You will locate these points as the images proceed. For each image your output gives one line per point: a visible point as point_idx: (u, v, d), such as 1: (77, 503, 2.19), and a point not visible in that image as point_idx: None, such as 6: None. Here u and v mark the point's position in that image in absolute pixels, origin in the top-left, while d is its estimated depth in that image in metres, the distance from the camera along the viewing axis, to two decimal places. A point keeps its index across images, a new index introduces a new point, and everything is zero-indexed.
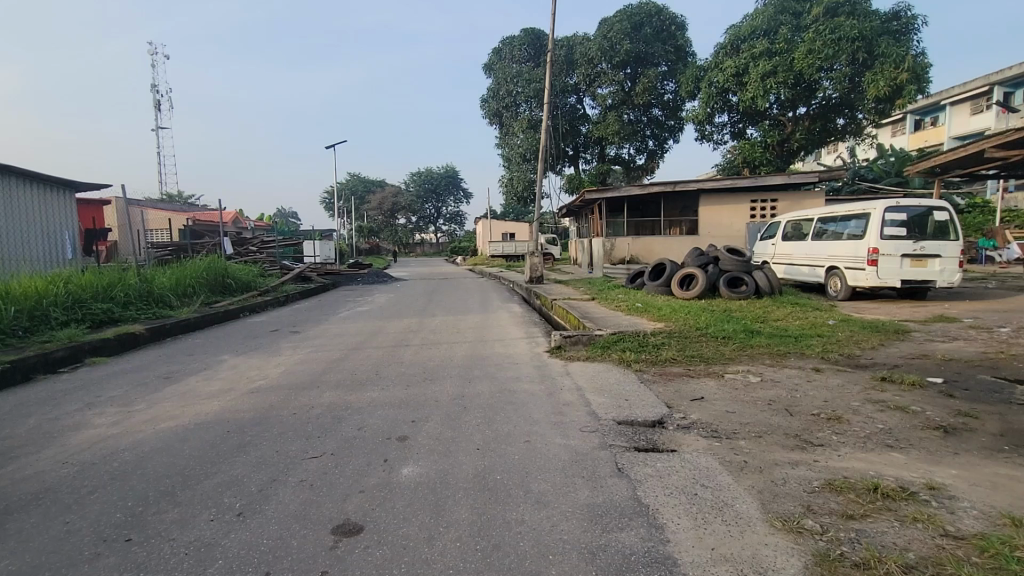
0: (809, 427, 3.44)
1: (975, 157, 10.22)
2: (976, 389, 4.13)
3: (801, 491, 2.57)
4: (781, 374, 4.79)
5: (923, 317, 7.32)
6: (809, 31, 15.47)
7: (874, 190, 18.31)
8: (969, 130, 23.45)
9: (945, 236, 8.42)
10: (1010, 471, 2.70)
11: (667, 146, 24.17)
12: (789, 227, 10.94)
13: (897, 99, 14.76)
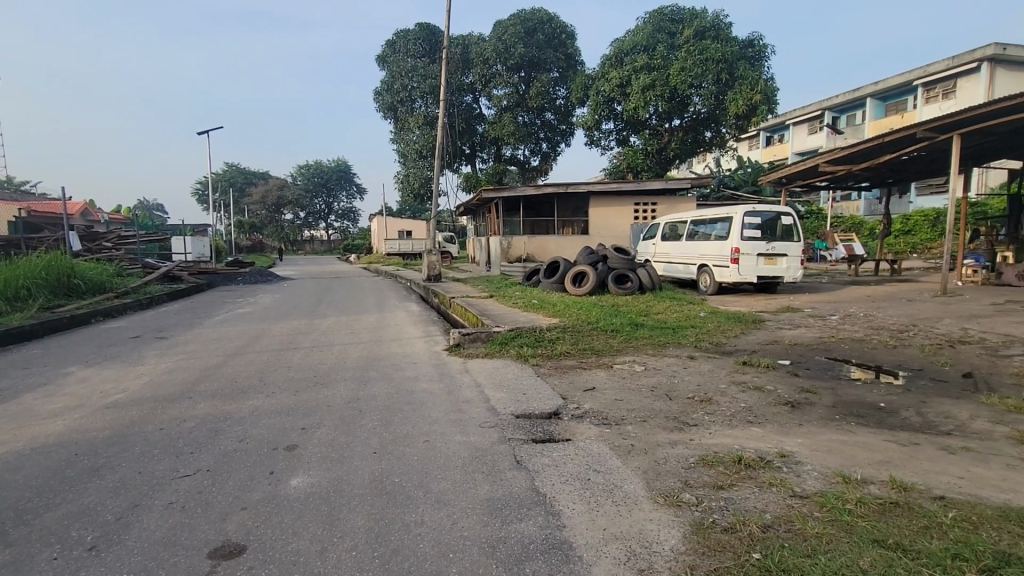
0: (686, 410, 3.80)
1: (812, 171, 11.93)
2: (815, 369, 4.84)
3: (680, 468, 2.83)
4: (662, 362, 5.23)
5: (775, 308, 8.40)
6: (682, 50, 16.97)
7: (736, 197, 20.59)
8: (808, 147, 27.27)
9: (791, 237, 9.74)
10: (841, 436, 3.21)
11: (559, 150, 25.14)
12: (667, 228, 11.96)
13: (753, 117, 16.71)
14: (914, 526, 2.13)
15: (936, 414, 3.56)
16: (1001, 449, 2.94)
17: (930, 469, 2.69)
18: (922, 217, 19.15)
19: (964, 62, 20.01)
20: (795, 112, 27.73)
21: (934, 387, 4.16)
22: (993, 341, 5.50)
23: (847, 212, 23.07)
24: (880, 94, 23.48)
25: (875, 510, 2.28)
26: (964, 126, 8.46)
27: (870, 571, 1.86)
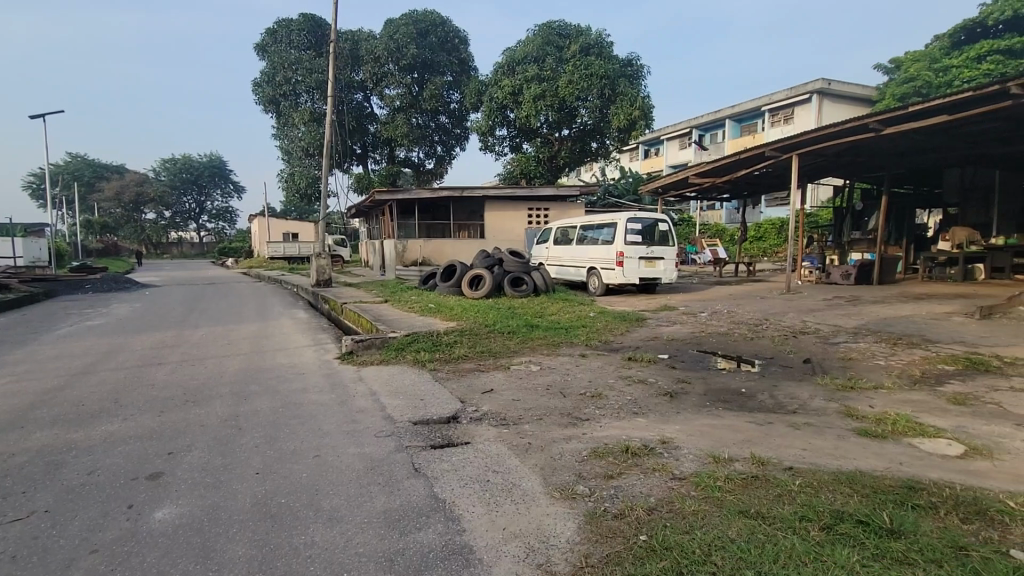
0: (579, 405, 3.99)
1: (683, 182, 13.15)
2: (689, 361, 5.34)
3: (574, 461, 2.97)
4: (555, 361, 5.44)
5: (654, 307, 9.12)
6: (569, 64, 17.83)
7: (619, 204, 22.06)
8: (679, 161, 30.01)
9: (667, 242, 10.65)
10: (711, 421, 3.57)
11: (454, 154, 25.12)
12: (559, 233, 12.47)
13: (632, 131, 18.03)
14: (770, 495, 2.43)
15: (786, 395, 4.11)
16: (834, 422, 3.47)
17: (781, 444, 3.09)
18: (771, 225, 22.01)
19: (800, 93, 23.32)
20: (669, 129, 30.38)
21: (783, 373, 4.79)
22: (826, 331, 6.48)
23: (712, 220, 25.78)
24: (737, 116, 26.55)
25: (739, 484, 2.56)
26: (800, 147, 9.85)
27: (737, 539, 2.09)
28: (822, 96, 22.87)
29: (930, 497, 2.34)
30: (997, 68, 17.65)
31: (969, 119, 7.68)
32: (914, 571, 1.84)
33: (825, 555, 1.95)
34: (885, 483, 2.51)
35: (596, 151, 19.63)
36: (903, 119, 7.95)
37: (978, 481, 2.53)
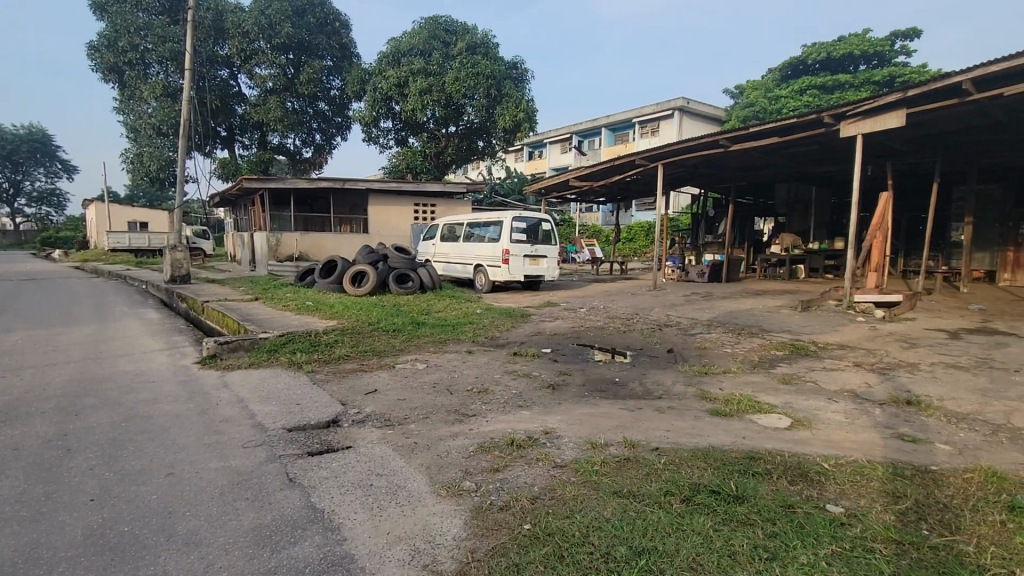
0: (466, 401, 4.01)
1: (564, 184, 13.80)
2: (570, 354, 5.62)
3: (461, 457, 2.97)
4: (443, 358, 5.41)
5: (538, 304, 9.47)
6: (455, 61, 17.77)
7: (505, 203, 22.52)
8: (561, 164, 31.40)
9: (550, 241, 11.10)
10: (590, 409, 3.80)
11: (335, 143, 23.79)
12: (445, 229, 12.39)
13: (517, 132, 18.49)
14: (640, 475, 2.64)
15: (653, 382, 4.51)
16: (692, 404, 3.89)
17: (649, 427, 3.39)
18: (641, 228, 23.98)
19: (665, 109, 25.65)
20: (551, 133, 31.66)
21: (651, 362, 5.25)
22: (686, 323, 7.22)
23: (590, 221, 27.42)
24: (612, 126, 28.48)
25: (614, 467, 2.75)
26: (665, 157, 10.84)
27: (612, 518, 2.24)
28: (683, 113, 25.42)
29: (767, 465, 2.71)
30: (815, 102, 20.99)
31: (795, 142, 9.04)
32: (755, 529, 2.13)
33: (686, 524, 2.17)
34: (732, 455, 2.86)
35: (483, 150, 19.80)
36: (746, 138, 9.11)
37: (801, 448, 3.01)
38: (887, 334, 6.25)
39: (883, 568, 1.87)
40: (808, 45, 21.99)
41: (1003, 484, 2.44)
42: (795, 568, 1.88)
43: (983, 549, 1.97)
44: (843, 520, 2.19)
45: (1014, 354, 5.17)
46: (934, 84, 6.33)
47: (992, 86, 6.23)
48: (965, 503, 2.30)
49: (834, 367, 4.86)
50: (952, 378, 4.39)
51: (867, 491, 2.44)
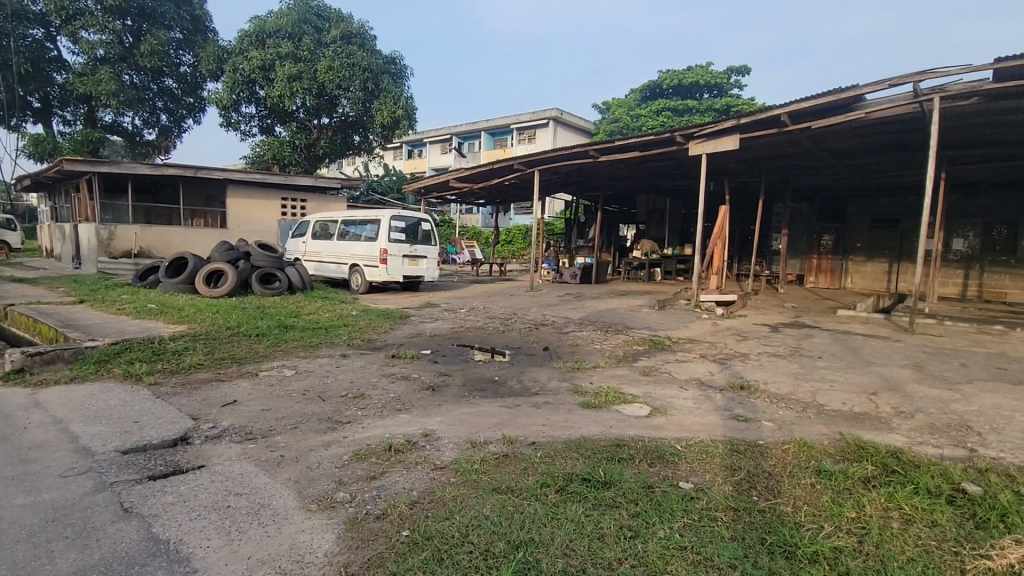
0: (339, 408, 3.80)
1: (444, 184, 13.75)
2: (449, 355, 5.61)
3: (333, 468, 2.80)
4: (314, 363, 5.07)
5: (417, 305, 9.32)
6: (329, 49, 16.75)
7: (383, 202, 21.81)
8: (441, 165, 31.22)
9: (429, 242, 10.97)
10: (469, 409, 3.82)
11: (185, 126, 21.15)
12: (317, 227, 11.65)
13: (395, 129, 17.98)
14: (518, 469, 2.72)
15: (529, 379, 4.69)
16: (565, 398, 4.11)
17: (526, 422, 3.50)
18: (518, 231, 24.79)
19: (541, 118, 26.80)
20: (431, 133, 31.36)
21: (528, 360, 5.45)
22: (560, 322, 7.62)
23: (470, 223, 27.67)
24: (491, 130, 29.02)
25: (493, 464, 2.80)
26: (541, 163, 11.31)
27: (490, 515, 2.27)
28: (557, 123, 26.78)
29: (630, 451, 2.96)
30: (669, 123, 23.41)
31: (653, 157, 10.00)
32: (620, 511, 2.30)
33: (560, 513, 2.28)
34: (601, 444, 3.07)
35: (359, 145, 18.96)
36: (612, 151, 9.86)
37: (658, 432, 3.32)
38: (726, 329, 7.19)
39: (724, 533, 2.14)
40: (665, 71, 24.35)
41: (811, 451, 2.93)
42: (655, 542, 2.06)
43: (797, 507, 2.34)
44: (692, 495, 2.46)
45: (818, 343, 6.26)
46: (761, 115, 7.41)
47: (802, 120, 7.46)
48: (784, 470, 2.72)
49: (686, 359, 5.46)
50: (774, 365, 5.18)
51: (712, 467, 2.77)
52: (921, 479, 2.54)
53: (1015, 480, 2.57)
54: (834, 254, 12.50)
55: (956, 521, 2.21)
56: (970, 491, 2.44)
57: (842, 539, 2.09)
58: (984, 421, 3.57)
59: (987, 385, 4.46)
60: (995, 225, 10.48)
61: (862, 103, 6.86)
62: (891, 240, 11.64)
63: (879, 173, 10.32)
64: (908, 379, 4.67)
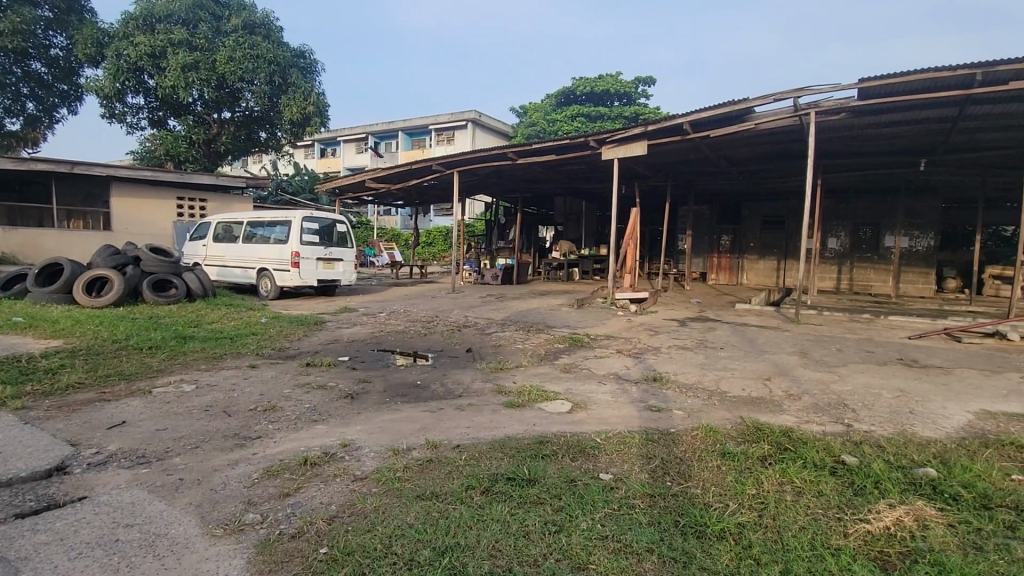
0: (247, 423, 3.53)
1: (360, 184, 13.28)
2: (369, 361, 5.41)
3: (242, 488, 2.59)
4: (217, 376, 4.67)
5: (333, 310, 8.92)
6: (228, 38, 15.50)
7: (293, 202, 20.65)
8: (356, 165, 30.13)
9: (345, 244, 10.53)
10: (391, 416, 3.71)
11: (57, 116, 18.69)
12: (220, 229, 10.80)
13: (306, 126, 16.95)
14: (442, 474, 2.68)
15: (453, 382, 4.64)
16: (489, 399, 4.11)
17: (450, 426, 3.46)
18: (439, 232, 24.53)
19: (459, 119, 26.71)
20: (345, 131, 30.18)
21: (451, 362, 5.40)
22: (482, 323, 7.62)
23: (388, 225, 26.97)
24: (408, 130, 28.47)
25: (416, 471, 2.73)
26: (459, 165, 11.26)
27: (415, 523, 2.22)
28: (475, 125, 26.84)
29: (553, 447, 3.02)
30: (583, 128, 24.27)
31: (568, 160, 10.30)
32: (545, 507, 2.34)
33: (485, 515, 2.27)
34: (524, 442, 3.11)
35: (265, 142, 17.76)
36: (530, 153, 10.04)
37: (579, 428, 3.42)
38: (640, 325, 7.57)
39: (642, 519, 2.24)
40: (578, 78, 25.20)
41: (716, 436, 3.16)
42: (578, 534, 2.12)
43: (706, 489, 2.51)
44: (612, 485, 2.56)
45: (720, 335, 6.77)
46: (666, 123, 7.89)
47: (702, 129, 8.03)
48: (694, 455, 2.91)
49: (603, 355, 5.68)
50: (682, 357, 5.54)
51: (629, 457, 2.90)
52: (809, 454, 2.82)
53: (884, 450, 2.93)
54: (732, 253, 13.60)
55: (838, 490, 2.48)
56: (849, 462, 2.75)
57: (745, 515, 2.26)
58: (856, 399, 4.05)
59: (858, 367, 5.07)
60: (861, 226, 11.94)
61: (753, 115, 7.52)
62: (779, 240, 12.87)
63: (768, 179, 11.37)
64: (796, 364, 5.19)
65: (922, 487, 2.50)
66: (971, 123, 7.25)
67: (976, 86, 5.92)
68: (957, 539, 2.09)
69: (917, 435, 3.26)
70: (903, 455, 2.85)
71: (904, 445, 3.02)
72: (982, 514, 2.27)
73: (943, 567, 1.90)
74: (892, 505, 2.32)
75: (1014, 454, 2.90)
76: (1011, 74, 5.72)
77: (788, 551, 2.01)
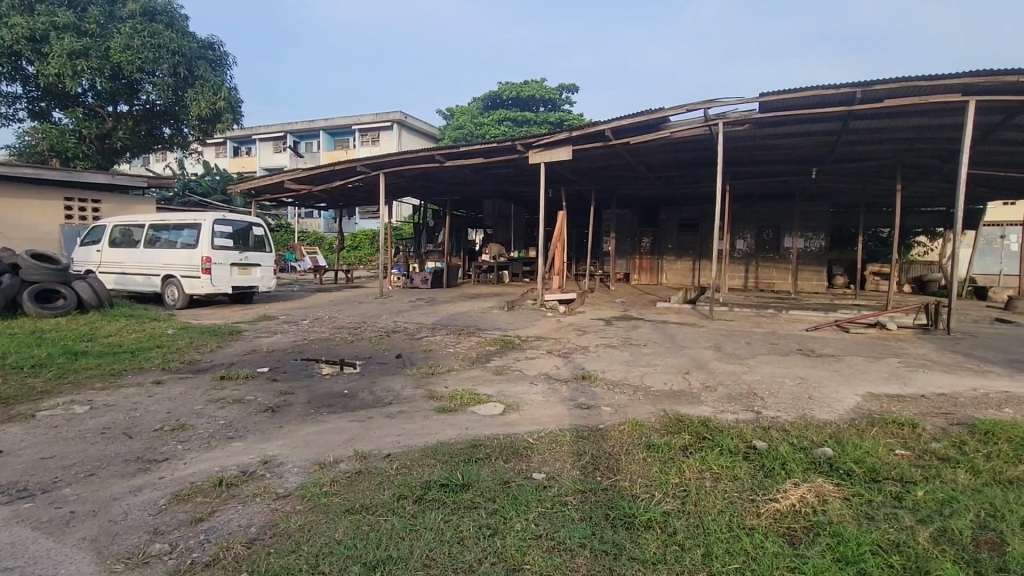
0: (152, 445, 3.23)
1: (278, 186, 12.60)
2: (291, 371, 5.13)
3: (145, 517, 2.36)
4: (115, 396, 4.22)
5: (250, 318, 8.37)
6: (124, 24, 13.84)
7: (203, 204, 19.18)
8: (274, 165, 28.55)
9: (263, 248, 9.92)
10: (316, 427, 3.54)
11: None
12: (118, 232, 9.82)
13: (217, 123, 15.50)
14: (371, 486, 2.59)
15: (382, 390, 4.50)
16: (420, 405, 4.03)
17: (379, 435, 3.36)
18: (365, 236, 23.80)
19: (384, 119, 26.06)
20: (261, 129, 28.50)
21: (380, 369, 5.24)
22: (412, 328, 7.48)
23: (311, 228, 25.80)
24: (330, 130, 27.39)
25: (344, 484, 2.62)
26: (385, 167, 10.98)
27: (343, 539, 2.13)
28: (401, 126, 26.33)
29: (486, 450, 3.01)
30: (510, 132, 24.52)
31: (496, 163, 10.36)
32: (478, 511, 2.33)
33: (419, 524, 2.22)
34: (457, 447, 3.08)
35: (170, 138, 16.24)
36: (458, 156, 9.99)
37: (511, 429, 3.44)
38: (569, 325, 7.75)
39: (574, 516, 2.29)
40: (504, 82, 25.43)
41: (642, 429, 3.30)
42: (512, 536, 2.12)
43: (633, 481, 2.62)
44: (545, 484, 2.59)
45: (643, 333, 7.09)
46: (589, 129, 8.15)
47: (623, 135, 8.38)
48: (621, 449, 3.02)
49: (534, 356, 5.76)
50: (609, 355, 5.74)
51: (561, 455, 2.96)
52: (725, 442, 3.02)
53: (789, 434, 3.20)
54: (652, 254, 14.31)
55: (751, 473, 2.67)
56: (760, 447, 2.96)
57: (670, 504, 2.38)
58: (765, 388, 4.39)
59: (765, 358, 5.50)
60: (765, 229, 12.98)
61: (669, 124, 7.95)
62: (694, 242, 13.71)
63: (683, 185, 12.08)
64: (712, 358, 5.53)
65: (822, 465, 2.75)
66: (853, 136, 8.11)
67: (857, 104, 6.62)
68: (852, 511, 2.32)
69: (815, 418, 3.59)
70: (805, 437, 3.13)
71: (805, 427, 3.31)
72: (871, 486, 2.53)
73: (841, 537, 2.10)
74: (798, 483, 2.53)
75: (895, 430, 3.27)
76: (885, 93, 6.45)
77: (709, 535, 2.13)
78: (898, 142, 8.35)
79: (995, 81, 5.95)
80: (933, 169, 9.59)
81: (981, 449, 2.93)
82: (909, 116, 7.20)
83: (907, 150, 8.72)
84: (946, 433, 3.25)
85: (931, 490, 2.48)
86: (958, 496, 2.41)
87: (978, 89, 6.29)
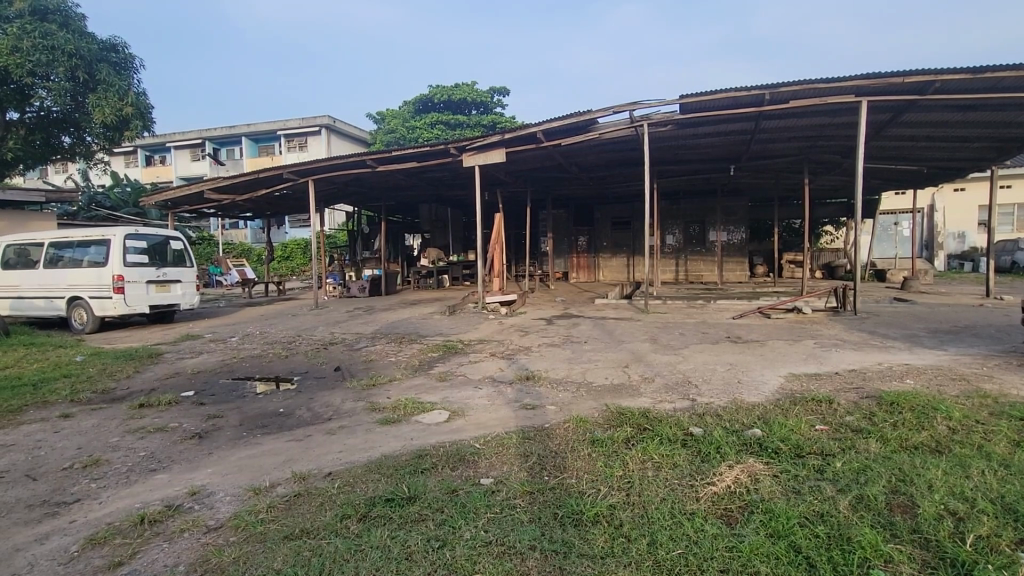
0: (62, 485, 2.93)
1: (196, 196, 11.83)
2: (220, 393, 4.81)
3: (54, 567, 2.13)
4: (15, 434, 3.78)
5: (171, 339, 7.77)
6: (11, 23, 11.65)
7: (112, 218, 17.63)
8: (192, 174, 26.76)
9: (183, 263, 9.20)
10: (250, 451, 3.35)
11: None
12: (13, 252, 8.90)
13: (124, 131, 13.23)
14: (312, 508, 2.47)
15: (321, 405, 4.31)
16: (361, 418, 3.91)
17: (319, 453, 3.22)
18: (297, 245, 22.88)
19: (311, 124, 25.12)
20: (175, 136, 26.64)
21: (318, 384, 5.02)
22: (350, 339, 7.25)
23: (237, 239, 24.49)
24: (252, 135, 26.06)
25: (281, 509, 2.49)
26: (315, 173, 10.57)
27: (283, 567, 2.02)
28: (330, 131, 25.49)
29: (432, 459, 2.97)
30: (443, 136, 24.38)
31: (430, 168, 10.24)
32: (426, 523, 2.28)
33: (363, 544, 2.14)
34: (402, 458, 3.01)
35: (72, 148, 14.04)
36: (390, 160, 9.79)
37: (457, 436, 3.40)
38: (511, 326, 7.79)
39: (523, 518, 2.30)
40: (434, 86, 25.25)
41: (585, 425, 3.38)
42: (462, 546, 2.10)
43: (579, 477, 2.65)
44: (493, 488, 2.58)
45: (583, 330, 7.24)
46: (521, 132, 8.24)
47: (553, 137, 8.52)
48: (567, 446, 3.06)
49: (477, 359, 5.72)
50: (551, 353, 5.83)
51: (507, 458, 2.96)
52: (664, 431, 3.13)
53: (721, 418, 3.35)
54: (589, 252, 14.69)
55: (689, 460, 2.79)
56: (696, 433, 3.11)
57: (615, 496, 2.44)
58: (698, 376, 4.60)
59: (696, 347, 5.79)
60: (691, 224, 13.65)
61: (597, 125, 8.18)
62: (627, 239, 14.20)
63: (614, 184, 12.49)
64: (649, 350, 5.73)
65: (753, 447, 2.91)
66: (765, 135, 8.69)
67: (766, 104, 7.10)
68: (780, 487, 2.47)
69: (745, 401, 3.81)
70: (736, 420, 3.31)
71: (737, 411, 3.50)
72: (797, 462, 2.71)
73: (772, 513, 2.23)
74: (731, 465, 2.67)
75: (814, 406, 3.54)
76: (790, 95, 6.96)
77: (652, 523, 2.21)
78: (804, 139, 9.04)
79: (883, 83, 6.56)
80: (835, 164, 10.47)
81: (889, 419, 3.22)
82: (812, 116, 7.82)
83: (812, 147, 9.46)
84: (858, 406, 3.54)
85: (849, 461, 2.68)
86: (871, 465, 2.63)
87: (869, 90, 6.90)
